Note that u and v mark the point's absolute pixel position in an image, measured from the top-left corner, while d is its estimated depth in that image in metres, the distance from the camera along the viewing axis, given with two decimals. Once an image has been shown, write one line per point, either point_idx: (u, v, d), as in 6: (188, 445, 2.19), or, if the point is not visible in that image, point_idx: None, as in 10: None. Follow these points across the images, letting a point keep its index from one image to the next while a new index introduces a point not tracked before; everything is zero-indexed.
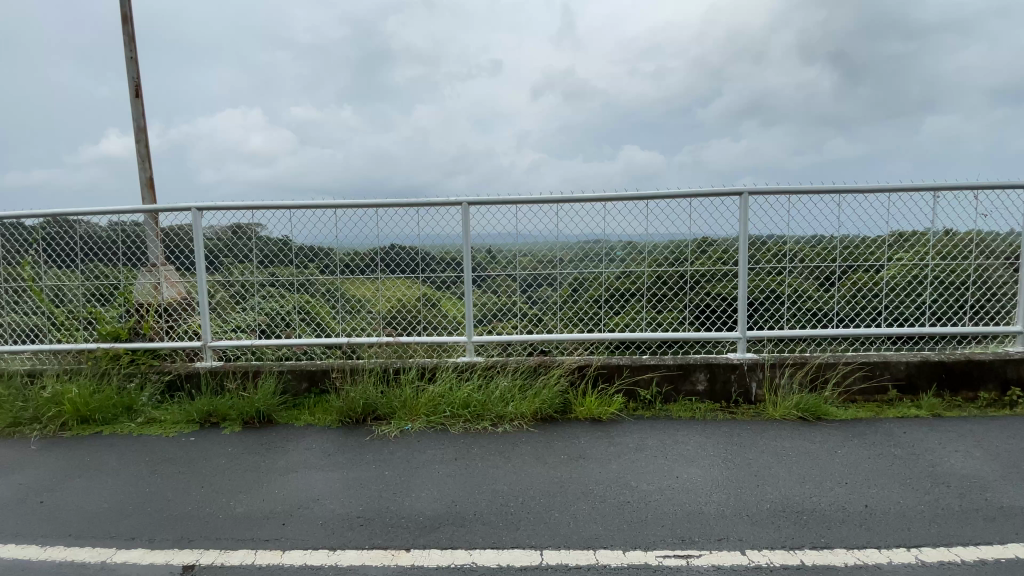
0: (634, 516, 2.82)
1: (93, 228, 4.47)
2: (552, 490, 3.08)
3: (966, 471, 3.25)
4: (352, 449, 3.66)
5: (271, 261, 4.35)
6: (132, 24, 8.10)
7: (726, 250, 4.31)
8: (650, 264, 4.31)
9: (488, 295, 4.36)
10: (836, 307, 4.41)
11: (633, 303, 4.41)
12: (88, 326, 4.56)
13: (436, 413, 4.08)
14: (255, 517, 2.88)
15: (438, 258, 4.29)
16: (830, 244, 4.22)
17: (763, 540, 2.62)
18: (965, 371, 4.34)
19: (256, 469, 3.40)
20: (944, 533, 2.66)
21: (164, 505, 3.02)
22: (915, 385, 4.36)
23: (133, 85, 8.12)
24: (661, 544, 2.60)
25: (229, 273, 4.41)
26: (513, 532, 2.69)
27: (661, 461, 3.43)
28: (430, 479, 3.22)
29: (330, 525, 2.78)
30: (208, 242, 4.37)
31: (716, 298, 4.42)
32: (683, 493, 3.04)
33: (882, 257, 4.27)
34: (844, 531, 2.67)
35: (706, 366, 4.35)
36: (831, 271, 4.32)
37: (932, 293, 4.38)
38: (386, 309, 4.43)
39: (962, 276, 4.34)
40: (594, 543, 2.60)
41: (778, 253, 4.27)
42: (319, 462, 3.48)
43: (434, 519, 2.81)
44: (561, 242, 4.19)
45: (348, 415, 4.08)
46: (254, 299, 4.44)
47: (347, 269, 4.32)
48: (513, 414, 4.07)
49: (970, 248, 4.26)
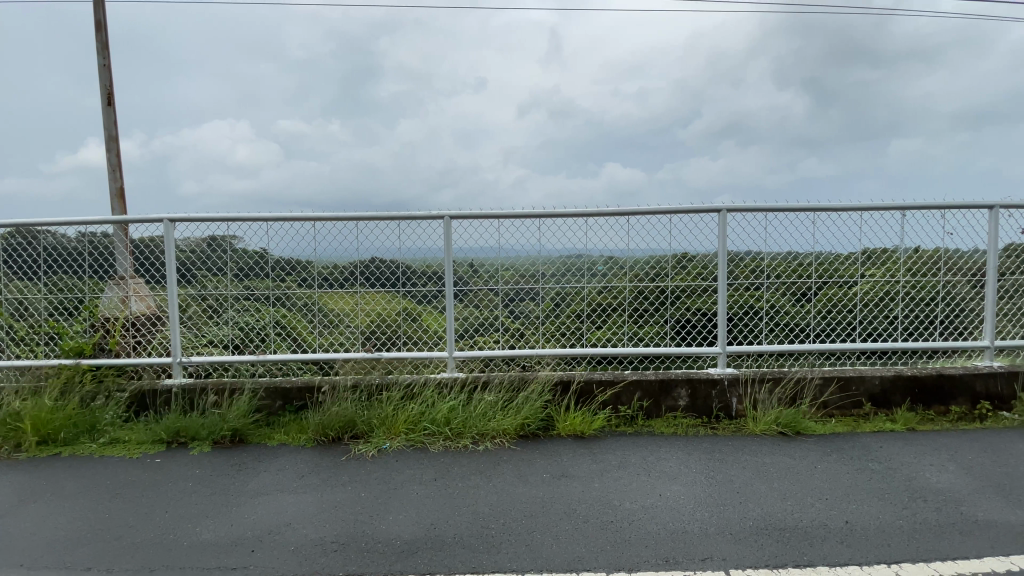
0: (617, 536, 2.78)
1: (59, 239, 4.30)
2: (534, 510, 3.02)
3: (940, 485, 3.29)
4: (327, 469, 3.54)
5: (246, 274, 4.25)
6: (106, 31, 7.94)
7: (705, 266, 4.35)
8: (631, 279, 4.31)
9: (469, 309, 4.32)
10: (812, 323, 4.48)
11: (614, 317, 4.41)
12: (50, 342, 4.38)
13: (416, 431, 3.98)
14: (222, 544, 2.75)
15: (419, 271, 4.23)
16: (804, 261, 4.30)
17: (746, 559, 2.59)
18: (938, 386, 4.44)
19: (225, 492, 3.26)
20: (924, 548, 2.67)
21: (125, 532, 2.86)
22: (890, 400, 4.43)
23: (105, 91, 7.93)
24: (645, 565, 2.54)
25: (202, 286, 4.28)
26: (494, 556, 2.61)
27: (644, 479, 3.40)
28: (409, 500, 3.14)
29: (303, 551, 2.67)
30: (180, 254, 4.25)
31: (696, 313, 4.44)
32: (666, 512, 3.01)
33: (855, 274, 4.35)
34: (825, 548, 2.67)
35: (688, 382, 4.36)
36: (806, 287, 4.38)
37: (904, 308, 4.47)
38: (365, 323, 4.33)
39: (932, 293, 4.44)
40: (576, 566, 2.54)
41: (755, 269, 4.33)
42: (292, 483, 3.36)
43: (411, 543, 2.72)
44: (543, 256, 4.18)
45: (324, 434, 3.97)
46: (228, 313, 4.30)
47: (326, 282, 4.23)
48: (494, 431, 4.00)
49: (939, 266, 4.37)
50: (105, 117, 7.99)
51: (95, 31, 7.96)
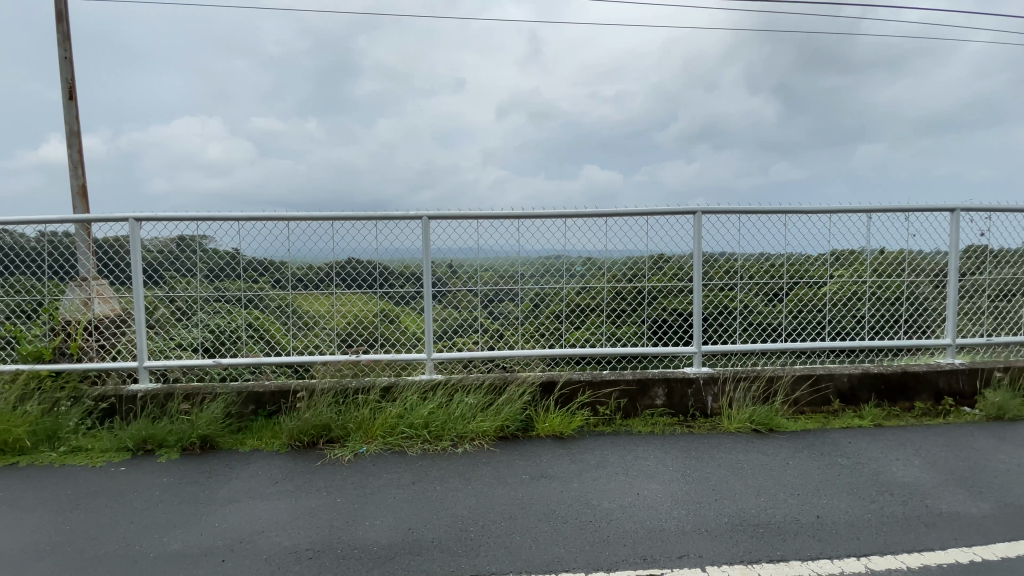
0: (595, 536, 2.79)
1: (17, 238, 4.13)
2: (513, 512, 3.01)
3: (906, 478, 3.40)
4: (301, 475, 3.46)
5: (217, 275, 4.13)
6: (68, 23, 7.64)
7: (681, 267, 4.40)
8: (609, 279, 4.33)
9: (448, 310, 4.29)
10: (784, 322, 4.58)
11: (593, 318, 4.43)
12: (7, 345, 4.20)
13: (394, 434, 3.93)
14: (191, 554, 2.66)
15: (396, 272, 4.18)
16: (776, 262, 4.39)
17: (722, 555, 2.63)
18: (903, 383, 4.59)
19: (194, 500, 3.16)
20: (891, 541, 2.75)
21: (87, 544, 2.75)
22: (858, 397, 4.56)
23: (66, 85, 7.62)
24: (623, 564, 2.56)
25: (171, 288, 4.14)
26: (473, 559, 2.59)
27: (622, 478, 3.42)
28: (386, 505, 3.09)
29: (276, 559, 2.60)
30: (147, 254, 4.11)
31: (672, 314, 4.50)
32: (644, 511, 3.03)
33: (825, 274, 4.47)
34: (798, 543, 2.72)
35: (664, 382, 4.41)
36: (778, 287, 4.48)
37: (871, 308, 4.61)
38: (341, 325, 4.26)
39: (897, 292, 4.59)
40: (556, 566, 2.53)
41: (729, 269, 4.40)
42: (265, 490, 3.28)
43: (388, 548, 2.68)
44: (522, 257, 4.18)
45: (298, 439, 3.89)
46: (198, 316, 4.17)
47: (301, 283, 4.14)
48: (474, 433, 3.97)
49: (903, 267, 4.51)
50: (66, 111, 7.68)
51: (56, 23, 7.66)
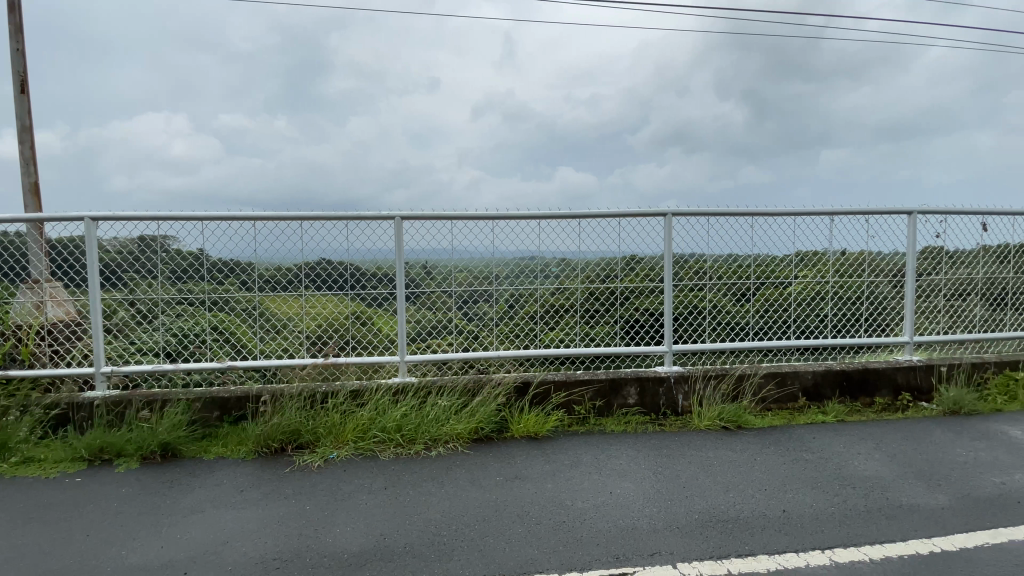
0: (569, 536, 2.80)
1: None
2: (487, 514, 2.99)
3: (867, 472, 3.52)
4: (269, 483, 3.37)
5: (180, 277, 3.98)
6: (20, 14, 7.28)
7: (653, 268, 4.46)
8: (583, 280, 4.36)
9: (422, 311, 4.25)
10: (752, 321, 4.70)
11: (567, 318, 4.45)
12: None
13: (366, 439, 3.87)
14: (152, 567, 2.55)
15: (369, 273, 4.11)
16: (744, 263, 4.49)
17: (692, 552, 2.67)
18: (864, 379, 4.77)
19: (155, 511, 3.04)
20: (853, 533, 2.84)
21: (38, 560, 2.61)
22: (821, 393, 4.72)
23: (18, 77, 7.26)
24: (596, 564, 2.57)
25: (131, 290, 3.98)
26: (446, 563, 2.57)
27: (595, 477, 3.45)
28: (357, 511, 3.04)
29: (242, 570, 2.53)
30: (104, 255, 3.94)
31: (644, 313, 4.56)
32: (617, 509, 3.06)
33: (790, 274, 4.60)
34: (765, 537, 2.79)
35: (636, 381, 4.47)
36: (745, 287, 4.58)
37: (833, 307, 4.76)
38: (311, 328, 4.17)
39: (857, 292, 4.75)
40: (529, 568, 2.53)
41: (699, 270, 4.49)
42: (230, 498, 3.18)
43: (359, 555, 2.63)
44: (496, 258, 4.17)
45: (265, 445, 3.79)
46: (161, 319, 4.02)
47: (268, 285, 4.04)
48: (447, 436, 3.94)
49: (863, 267, 4.68)
50: (18, 106, 7.32)
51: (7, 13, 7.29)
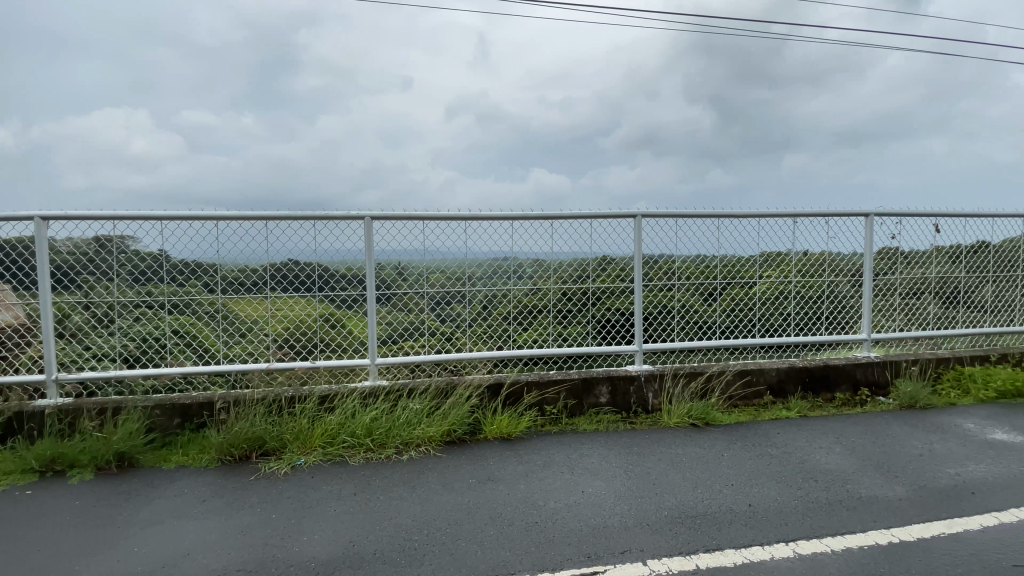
0: (541, 536, 2.80)
1: None
2: (459, 517, 2.98)
3: (828, 466, 3.65)
4: (233, 492, 3.27)
5: (139, 279, 3.81)
6: None
7: (623, 268, 4.51)
8: (556, 281, 4.38)
9: (394, 313, 4.20)
10: (719, 320, 4.81)
11: (540, 319, 4.47)
12: None
13: (335, 444, 3.80)
14: None
15: (339, 274, 4.04)
16: (712, 263, 4.59)
17: (662, 548, 2.71)
18: (824, 375, 4.95)
19: (111, 524, 2.92)
20: (815, 525, 2.93)
21: None
22: (785, 389, 4.87)
23: None
24: (569, 563, 2.59)
25: (88, 293, 3.81)
26: (417, 568, 2.54)
27: (567, 477, 3.47)
28: (325, 518, 2.98)
29: None
30: (56, 256, 3.76)
31: (615, 313, 4.61)
32: (589, 508, 3.09)
33: (755, 274, 4.72)
34: (732, 532, 2.86)
35: (608, 380, 4.53)
36: (713, 287, 4.68)
37: (796, 306, 4.91)
38: (278, 330, 4.07)
39: (819, 291, 4.92)
40: (502, 570, 2.53)
41: (668, 270, 4.56)
42: (192, 509, 3.08)
43: (328, 563, 2.58)
44: (469, 259, 4.16)
45: (229, 452, 3.68)
46: (119, 323, 3.86)
47: (230, 286, 3.90)
48: (419, 439, 3.90)
49: (824, 267, 4.85)
50: None
51: None
